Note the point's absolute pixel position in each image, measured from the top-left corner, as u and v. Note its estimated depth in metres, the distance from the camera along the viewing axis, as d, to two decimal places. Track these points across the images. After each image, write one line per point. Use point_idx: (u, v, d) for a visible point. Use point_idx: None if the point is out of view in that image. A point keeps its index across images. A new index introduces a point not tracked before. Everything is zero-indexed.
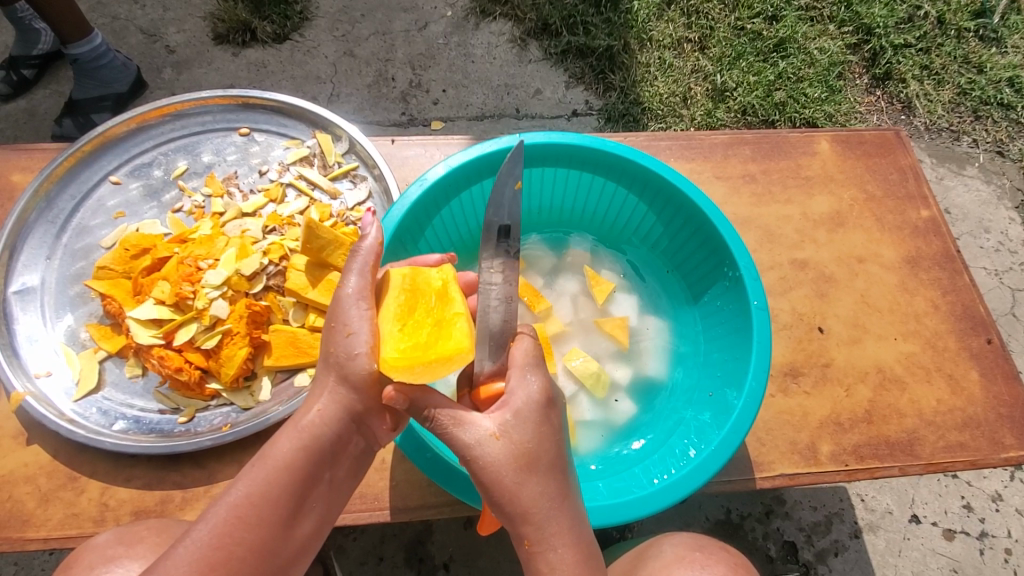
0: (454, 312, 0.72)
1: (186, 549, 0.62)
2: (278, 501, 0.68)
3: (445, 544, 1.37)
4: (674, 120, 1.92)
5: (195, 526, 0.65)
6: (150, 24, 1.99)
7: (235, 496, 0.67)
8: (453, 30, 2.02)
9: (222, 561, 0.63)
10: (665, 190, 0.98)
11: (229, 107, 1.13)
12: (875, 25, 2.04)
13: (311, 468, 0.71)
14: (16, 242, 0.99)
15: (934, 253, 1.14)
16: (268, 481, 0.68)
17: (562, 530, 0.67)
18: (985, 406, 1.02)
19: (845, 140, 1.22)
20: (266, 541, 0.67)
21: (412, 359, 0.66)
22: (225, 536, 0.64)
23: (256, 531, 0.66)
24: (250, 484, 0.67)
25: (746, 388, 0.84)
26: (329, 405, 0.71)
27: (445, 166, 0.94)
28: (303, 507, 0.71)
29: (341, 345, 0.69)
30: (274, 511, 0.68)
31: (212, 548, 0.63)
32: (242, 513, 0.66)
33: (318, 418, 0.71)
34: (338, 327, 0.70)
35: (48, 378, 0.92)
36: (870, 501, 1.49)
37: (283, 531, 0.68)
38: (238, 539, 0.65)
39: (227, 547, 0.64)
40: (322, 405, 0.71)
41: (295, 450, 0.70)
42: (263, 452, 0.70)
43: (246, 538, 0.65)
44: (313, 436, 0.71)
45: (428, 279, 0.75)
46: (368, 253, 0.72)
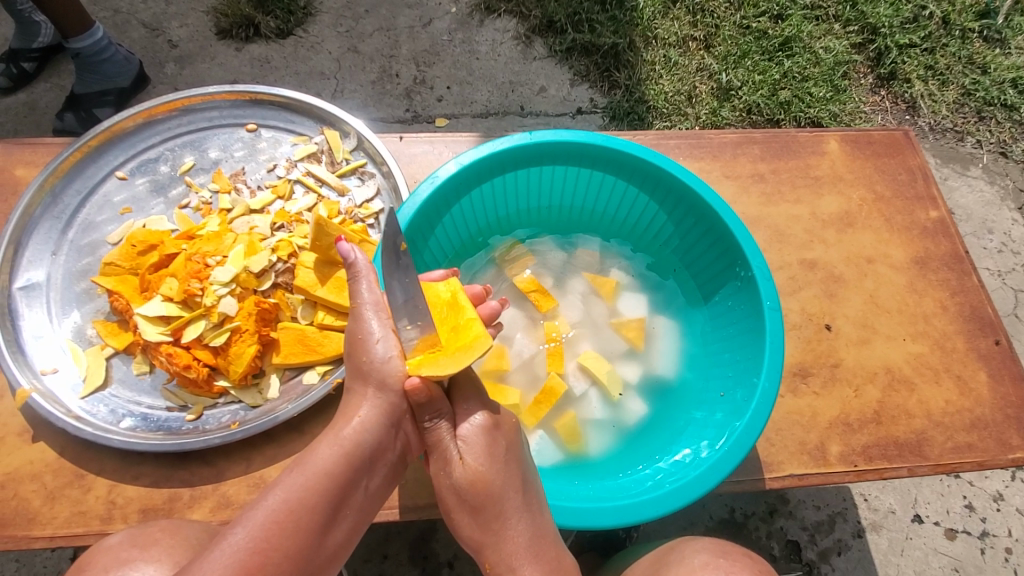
0: (466, 318, 0.74)
1: (222, 553, 0.59)
2: (316, 507, 0.66)
3: (449, 543, 1.36)
4: (679, 119, 1.92)
5: (233, 530, 0.61)
6: (152, 17, 1.97)
7: (273, 499, 0.65)
8: (458, 26, 2.02)
9: (258, 566, 0.60)
10: (677, 189, 0.98)
11: (236, 103, 1.12)
12: (880, 25, 2.03)
13: (350, 474, 0.70)
14: (21, 237, 0.98)
15: (942, 253, 1.14)
16: (306, 487, 0.66)
17: (519, 551, 0.76)
18: (992, 407, 1.02)
19: (854, 140, 1.22)
20: (303, 549, 0.64)
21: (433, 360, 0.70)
22: (260, 542, 0.61)
23: (293, 538, 0.63)
24: (289, 489, 0.66)
25: (759, 388, 0.84)
26: (370, 412, 0.73)
27: (456, 164, 0.93)
28: (339, 515, 0.69)
29: (369, 354, 0.73)
30: (311, 518, 0.65)
31: (249, 552, 0.60)
32: (280, 518, 0.63)
33: (359, 426, 0.72)
34: (362, 340, 0.74)
35: (54, 375, 0.92)
36: (873, 501, 1.49)
37: (319, 539, 0.66)
38: (276, 545, 0.62)
39: (263, 552, 0.61)
40: (363, 412, 0.73)
41: (336, 459, 0.70)
42: (301, 459, 0.69)
43: (283, 544, 0.62)
44: (354, 444, 0.71)
45: (437, 291, 0.79)
46: (367, 271, 0.75)
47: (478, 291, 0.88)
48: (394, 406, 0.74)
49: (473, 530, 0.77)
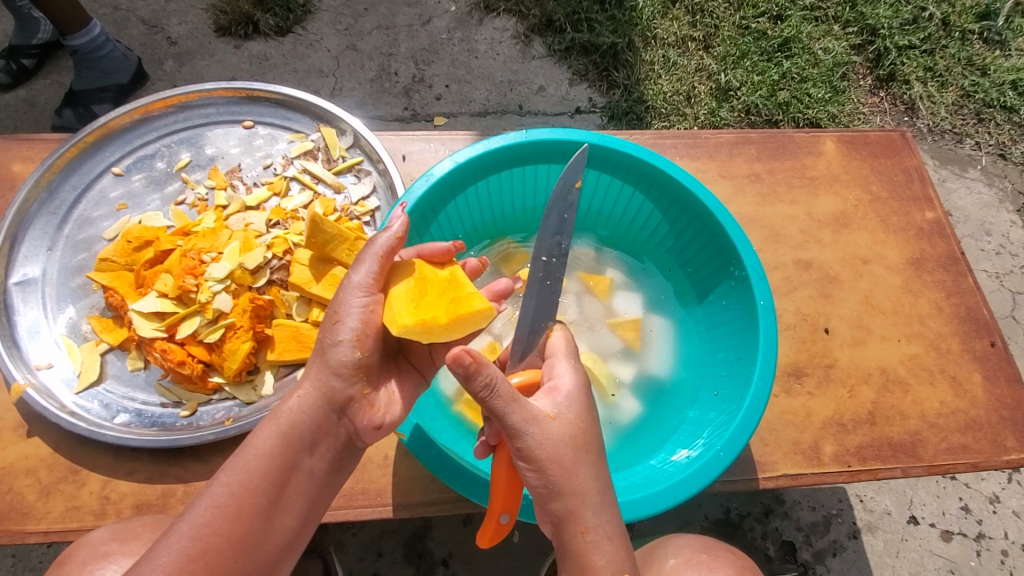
0: (466, 291, 0.75)
1: (165, 542, 0.63)
2: (258, 490, 0.68)
3: (445, 541, 1.37)
4: (678, 119, 1.92)
5: (178, 519, 0.65)
6: (151, 14, 1.97)
7: (215, 482, 0.67)
8: (457, 25, 2.02)
9: (199, 552, 0.63)
10: (672, 189, 0.98)
11: (233, 99, 1.12)
12: (880, 26, 2.03)
13: (289, 457, 0.71)
14: (17, 233, 0.98)
15: (938, 254, 1.14)
16: (246, 470, 0.68)
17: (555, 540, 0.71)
18: (987, 408, 1.02)
19: (851, 141, 1.22)
20: (246, 532, 0.66)
21: (422, 322, 0.70)
22: (203, 527, 0.64)
23: (235, 523, 0.66)
24: (228, 473, 0.68)
25: (752, 388, 0.84)
26: (309, 392, 0.72)
27: (451, 161, 0.93)
28: (287, 499, 0.70)
29: (329, 331, 0.72)
30: (252, 502, 0.67)
31: (189, 539, 0.63)
32: (220, 503, 0.66)
33: (297, 405, 0.72)
34: (329, 314, 0.73)
35: (49, 370, 0.92)
36: (869, 502, 1.49)
37: (265, 523, 0.68)
38: (216, 530, 0.65)
39: (203, 533, 0.64)
40: (302, 392, 0.72)
41: (274, 439, 0.70)
42: (244, 443, 0.71)
43: (225, 528, 0.65)
44: (291, 423, 0.71)
45: (436, 271, 0.77)
46: (381, 247, 0.73)
47: (476, 263, 0.88)
48: (333, 391, 0.73)
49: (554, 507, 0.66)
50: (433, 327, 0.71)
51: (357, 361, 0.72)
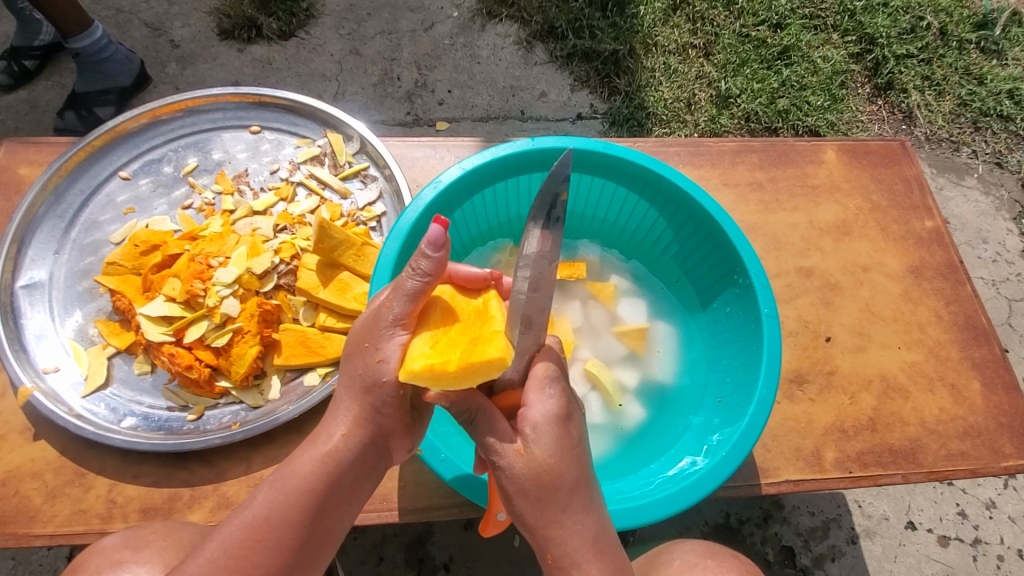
0: (490, 329, 0.65)
1: (196, 566, 0.64)
2: (296, 522, 0.68)
3: (446, 545, 1.37)
4: (678, 126, 1.93)
5: (211, 543, 0.66)
6: (154, 17, 1.98)
7: (257, 510, 0.68)
8: (460, 30, 2.03)
9: None
10: (677, 196, 0.99)
11: (241, 105, 1.13)
12: (878, 36, 2.06)
13: (325, 491, 0.70)
14: (24, 236, 0.99)
15: (937, 263, 1.15)
16: (287, 504, 0.68)
17: (584, 547, 0.68)
18: (985, 415, 1.03)
19: (851, 150, 1.24)
20: (282, 563, 0.67)
21: (429, 370, 0.63)
22: (240, 559, 0.65)
23: (273, 554, 0.67)
24: (270, 505, 0.68)
25: (756, 395, 0.84)
26: (353, 431, 0.72)
27: (459, 169, 0.94)
28: (324, 528, 0.71)
29: (370, 368, 0.69)
30: (291, 534, 0.68)
31: (227, 570, 0.64)
32: (259, 535, 0.67)
33: (342, 443, 0.72)
34: (369, 349, 0.69)
35: (56, 374, 0.92)
36: (867, 507, 1.51)
37: (299, 554, 0.69)
38: (254, 562, 0.65)
39: (240, 561, 0.65)
40: (346, 430, 0.72)
41: (317, 475, 0.70)
42: (283, 474, 0.70)
43: (263, 558, 0.66)
44: (337, 461, 0.71)
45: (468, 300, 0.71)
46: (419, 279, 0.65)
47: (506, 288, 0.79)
48: (380, 427, 0.73)
49: (531, 522, 0.68)
50: (442, 375, 0.62)
51: (401, 399, 0.71)
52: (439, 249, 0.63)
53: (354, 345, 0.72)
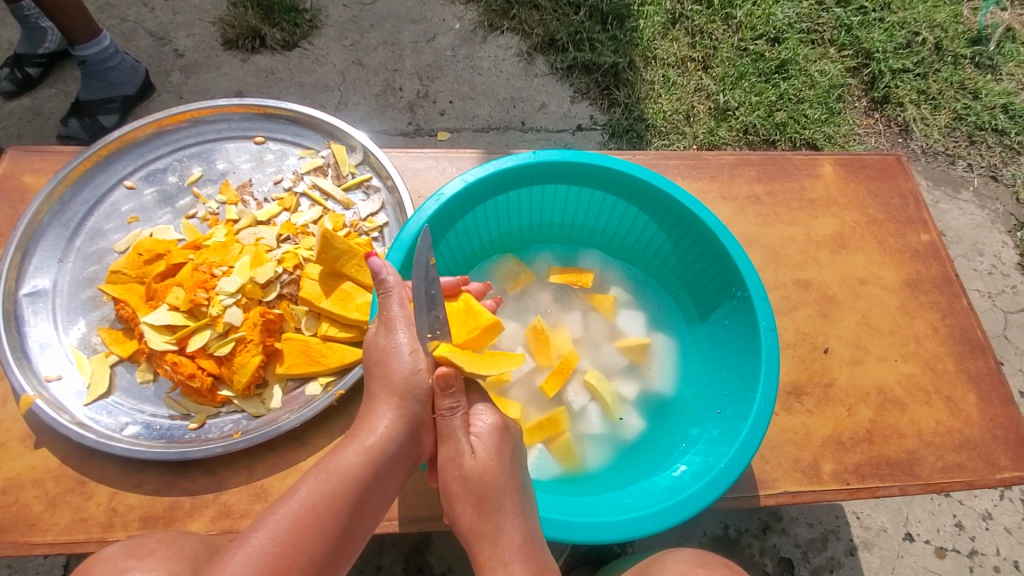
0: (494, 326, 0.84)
1: (246, 555, 0.60)
2: (341, 513, 0.68)
3: (444, 555, 1.37)
4: (677, 137, 1.95)
5: (256, 531, 0.63)
6: (159, 27, 2.00)
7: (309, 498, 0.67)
8: (461, 42, 2.05)
9: (284, 570, 0.61)
10: (675, 210, 1.00)
11: (246, 116, 1.14)
12: (874, 50, 2.09)
13: (368, 479, 0.72)
14: (29, 244, 0.99)
15: (933, 276, 1.16)
16: (333, 491, 0.68)
17: (514, 546, 0.73)
18: (981, 428, 1.04)
19: (847, 164, 1.25)
20: (325, 553, 0.65)
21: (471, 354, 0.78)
22: (287, 546, 0.63)
23: (319, 543, 0.65)
24: (315, 493, 0.67)
25: (755, 407, 0.85)
26: (395, 421, 0.76)
27: (461, 181, 0.95)
28: (359, 520, 0.71)
29: (406, 362, 0.76)
30: (335, 522, 0.67)
31: (275, 555, 0.62)
32: (306, 523, 0.65)
33: (385, 434, 0.75)
34: (393, 355, 0.77)
35: (59, 382, 0.93)
36: (865, 519, 1.51)
37: (340, 544, 0.68)
38: (302, 549, 0.63)
39: (290, 550, 0.63)
40: (389, 422, 0.76)
41: (362, 464, 0.72)
42: (326, 464, 0.71)
43: (310, 548, 0.64)
44: (380, 452, 0.74)
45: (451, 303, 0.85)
46: (399, 288, 0.78)
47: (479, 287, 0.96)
48: (416, 416, 0.78)
49: (467, 524, 0.75)
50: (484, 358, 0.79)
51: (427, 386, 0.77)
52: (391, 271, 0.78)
53: (372, 361, 0.79)
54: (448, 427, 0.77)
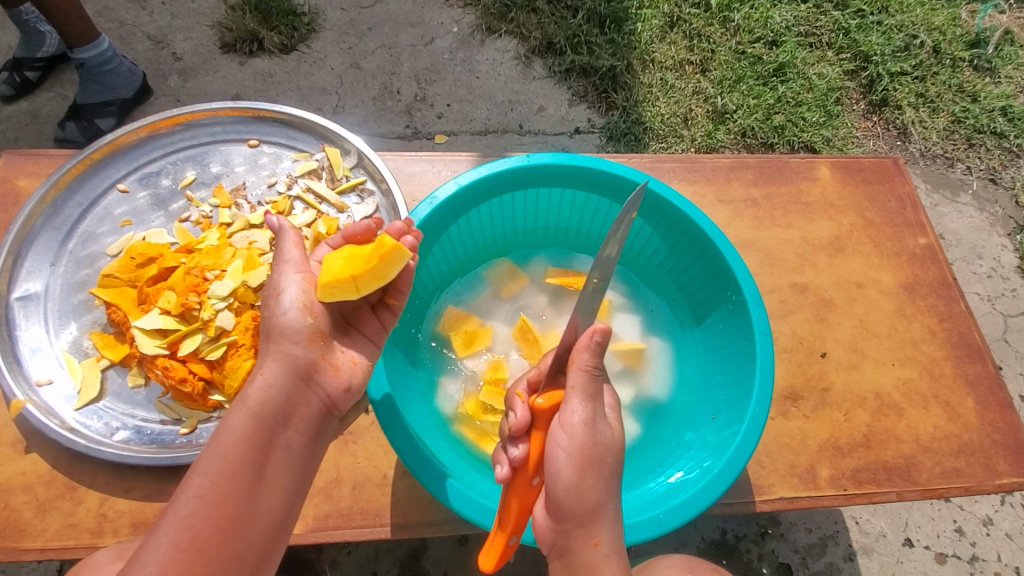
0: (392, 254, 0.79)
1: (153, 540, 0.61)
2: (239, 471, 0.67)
3: (440, 561, 1.36)
4: (675, 140, 1.95)
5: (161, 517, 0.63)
6: (157, 30, 2.00)
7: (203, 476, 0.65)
8: (459, 45, 2.05)
9: (188, 542, 0.61)
10: (670, 213, 0.99)
11: (240, 119, 1.14)
12: (872, 53, 2.09)
13: (265, 433, 0.71)
14: (21, 248, 0.99)
15: (931, 279, 1.16)
16: (224, 454, 0.67)
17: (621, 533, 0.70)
18: (980, 433, 1.03)
19: (844, 167, 1.25)
20: (235, 513, 0.65)
21: (346, 279, 0.76)
22: (189, 518, 0.63)
23: (221, 506, 0.64)
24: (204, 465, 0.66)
25: (749, 413, 0.85)
26: (271, 368, 0.74)
27: (454, 184, 0.95)
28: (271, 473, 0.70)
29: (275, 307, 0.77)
30: (235, 483, 0.66)
31: (177, 531, 0.62)
32: (203, 492, 0.64)
33: (263, 384, 0.73)
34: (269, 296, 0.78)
35: (50, 387, 0.92)
36: (865, 524, 1.50)
37: (251, 502, 0.67)
38: (203, 517, 0.63)
39: (192, 528, 0.62)
40: (265, 370, 0.73)
41: (246, 420, 0.70)
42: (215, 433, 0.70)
43: (212, 513, 0.64)
44: (261, 402, 0.71)
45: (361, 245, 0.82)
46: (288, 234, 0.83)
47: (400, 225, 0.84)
48: (295, 357, 0.75)
49: (593, 499, 0.69)
50: (359, 281, 0.76)
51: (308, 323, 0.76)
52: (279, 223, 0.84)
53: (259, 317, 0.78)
54: (596, 386, 0.71)
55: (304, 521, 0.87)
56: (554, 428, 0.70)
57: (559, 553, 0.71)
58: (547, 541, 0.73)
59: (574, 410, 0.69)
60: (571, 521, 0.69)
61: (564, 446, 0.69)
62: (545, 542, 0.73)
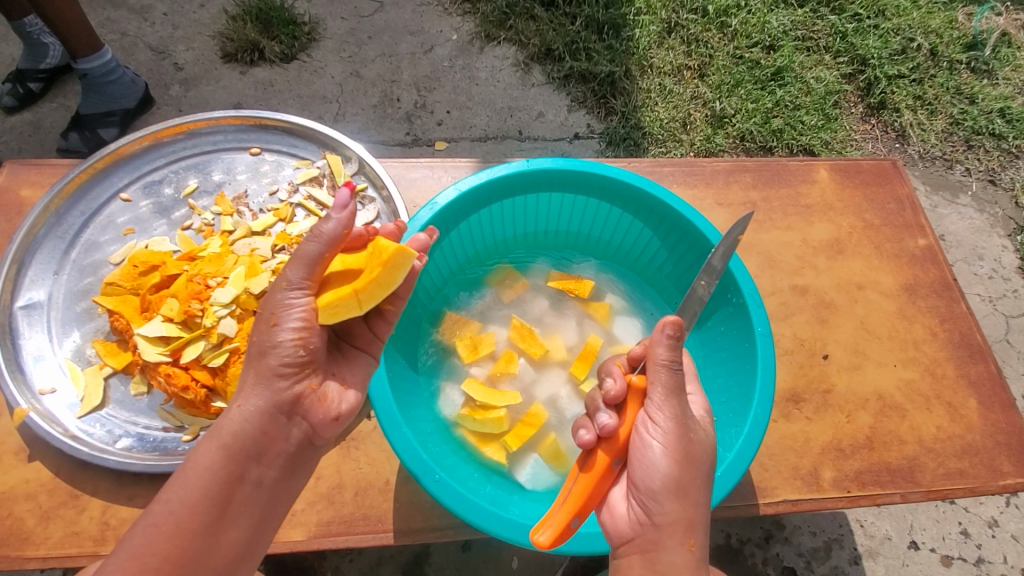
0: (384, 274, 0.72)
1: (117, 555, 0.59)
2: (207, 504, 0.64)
3: (443, 567, 1.35)
4: (674, 145, 1.96)
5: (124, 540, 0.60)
6: (159, 41, 2.02)
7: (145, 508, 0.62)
8: (458, 53, 2.07)
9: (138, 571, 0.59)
10: (670, 217, 1.00)
11: (242, 127, 1.15)
12: (869, 57, 2.10)
13: (234, 468, 0.67)
14: (25, 256, 1.00)
15: (931, 280, 1.16)
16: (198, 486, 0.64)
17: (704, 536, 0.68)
18: (983, 433, 1.03)
19: (843, 169, 1.25)
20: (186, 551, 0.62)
21: (347, 295, 0.70)
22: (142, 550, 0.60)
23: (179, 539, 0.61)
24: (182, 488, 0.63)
25: (751, 413, 0.85)
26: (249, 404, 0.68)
27: (455, 190, 0.95)
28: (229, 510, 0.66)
29: (262, 335, 0.69)
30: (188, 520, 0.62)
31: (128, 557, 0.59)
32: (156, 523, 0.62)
33: (238, 416, 0.68)
34: (264, 316, 0.70)
35: (53, 395, 0.92)
36: (869, 527, 1.49)
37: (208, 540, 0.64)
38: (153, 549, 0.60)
39: (142, 559, 0.60)
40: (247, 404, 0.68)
41: (214, 455, 0.66)
42: (205, 436, 0.67)
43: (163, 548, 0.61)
44: (233, 435, 0.67)
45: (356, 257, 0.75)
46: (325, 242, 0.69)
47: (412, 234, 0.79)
48: (277, 392, 0.69)
49: (686, 495, 0.68)
50: (361, 295, 0.71)
51: (300, 359, 0.69)
52: (342, 210, 0.68)
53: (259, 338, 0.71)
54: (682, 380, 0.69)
55: (306, 527, 0.87)
56: (642, 418, 0.71)
57: (641, 548, 0.68)
58: (621, 531, 0.71)
59: (668, 400, 0.68)
60: (663, 515, 0.67)
61: (663, 436, 0.68)
62: (619, 531, 0.72)
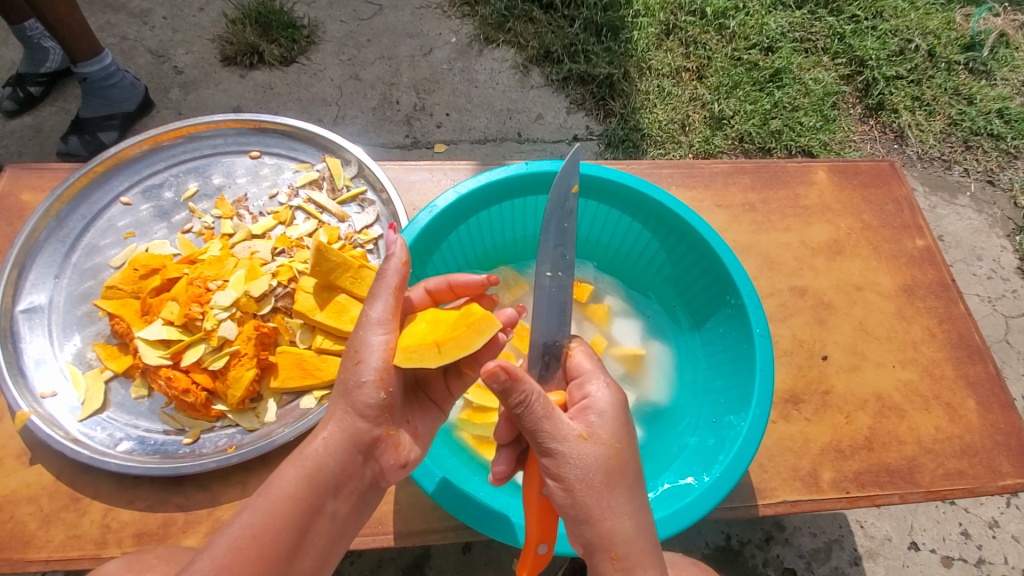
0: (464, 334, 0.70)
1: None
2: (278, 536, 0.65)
3: (443, 569, 1.35)
4: (673, 147, 1.96)
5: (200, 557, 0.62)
6: (158, 44, 2.02)
7: (236, 527, 0.64)
8: (457, 55, 2.07)
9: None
10: (668, 218, 1.00)
11: (242, 131, 1.15)
12: (867, 58, 2.10)
13: (312, 500, 0.68)
14: (26, 260, 1.00)
15: (929, 281, 1.16)
16: (268, 513, 0.65)
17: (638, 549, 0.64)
18: (982, 434, 1.03)
19: (842, 171, 1.26)
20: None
21: (429, 344, 0.68)
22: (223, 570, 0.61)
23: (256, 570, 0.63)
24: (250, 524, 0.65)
25: (750, 414, 0.85)
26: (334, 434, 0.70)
27: (453, 193, 0.96)
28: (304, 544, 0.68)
29: (351, 372, 0.70)
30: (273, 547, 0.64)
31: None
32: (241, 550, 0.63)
33: (322, 447, 0.70)
34: (350, 354, 0.71)
35: (54, 399, 0.93)
36: (869, 528, 1.49)
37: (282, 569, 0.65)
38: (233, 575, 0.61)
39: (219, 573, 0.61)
40: (328, 434, 0.70)
41: (298, 483, 0.68)
42: (268, 483, 0.68)
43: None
44: (316, 466, 0.69)
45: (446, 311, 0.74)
46: (393, 273, 0.71)
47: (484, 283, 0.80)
48: (358, 432, 0.71)
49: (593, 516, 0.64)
50: (442, 347, 0.68)
51: (381, 402, 0.70)
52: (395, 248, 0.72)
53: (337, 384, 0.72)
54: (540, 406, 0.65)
55: None
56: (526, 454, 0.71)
57: None
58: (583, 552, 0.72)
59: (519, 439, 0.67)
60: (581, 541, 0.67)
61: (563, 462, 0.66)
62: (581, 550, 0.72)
